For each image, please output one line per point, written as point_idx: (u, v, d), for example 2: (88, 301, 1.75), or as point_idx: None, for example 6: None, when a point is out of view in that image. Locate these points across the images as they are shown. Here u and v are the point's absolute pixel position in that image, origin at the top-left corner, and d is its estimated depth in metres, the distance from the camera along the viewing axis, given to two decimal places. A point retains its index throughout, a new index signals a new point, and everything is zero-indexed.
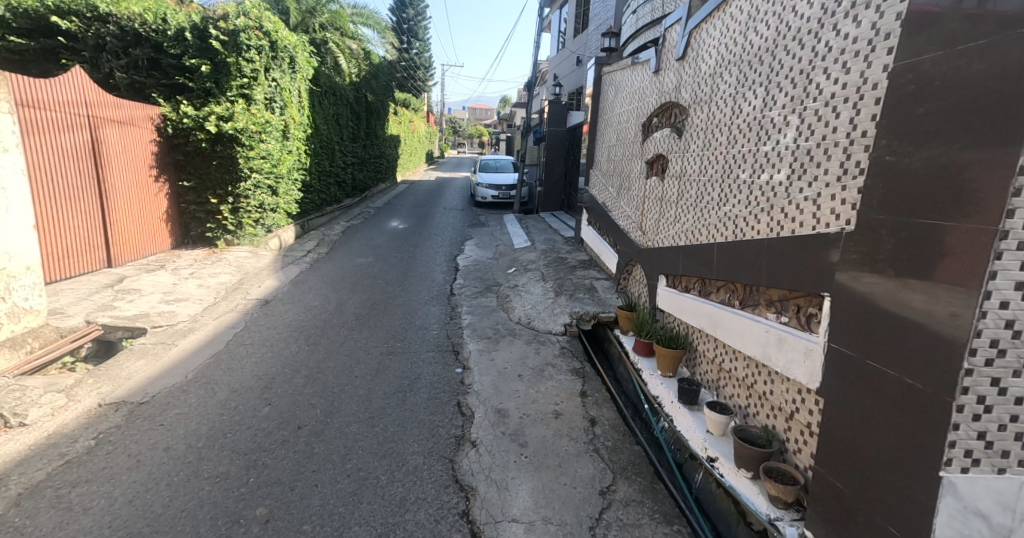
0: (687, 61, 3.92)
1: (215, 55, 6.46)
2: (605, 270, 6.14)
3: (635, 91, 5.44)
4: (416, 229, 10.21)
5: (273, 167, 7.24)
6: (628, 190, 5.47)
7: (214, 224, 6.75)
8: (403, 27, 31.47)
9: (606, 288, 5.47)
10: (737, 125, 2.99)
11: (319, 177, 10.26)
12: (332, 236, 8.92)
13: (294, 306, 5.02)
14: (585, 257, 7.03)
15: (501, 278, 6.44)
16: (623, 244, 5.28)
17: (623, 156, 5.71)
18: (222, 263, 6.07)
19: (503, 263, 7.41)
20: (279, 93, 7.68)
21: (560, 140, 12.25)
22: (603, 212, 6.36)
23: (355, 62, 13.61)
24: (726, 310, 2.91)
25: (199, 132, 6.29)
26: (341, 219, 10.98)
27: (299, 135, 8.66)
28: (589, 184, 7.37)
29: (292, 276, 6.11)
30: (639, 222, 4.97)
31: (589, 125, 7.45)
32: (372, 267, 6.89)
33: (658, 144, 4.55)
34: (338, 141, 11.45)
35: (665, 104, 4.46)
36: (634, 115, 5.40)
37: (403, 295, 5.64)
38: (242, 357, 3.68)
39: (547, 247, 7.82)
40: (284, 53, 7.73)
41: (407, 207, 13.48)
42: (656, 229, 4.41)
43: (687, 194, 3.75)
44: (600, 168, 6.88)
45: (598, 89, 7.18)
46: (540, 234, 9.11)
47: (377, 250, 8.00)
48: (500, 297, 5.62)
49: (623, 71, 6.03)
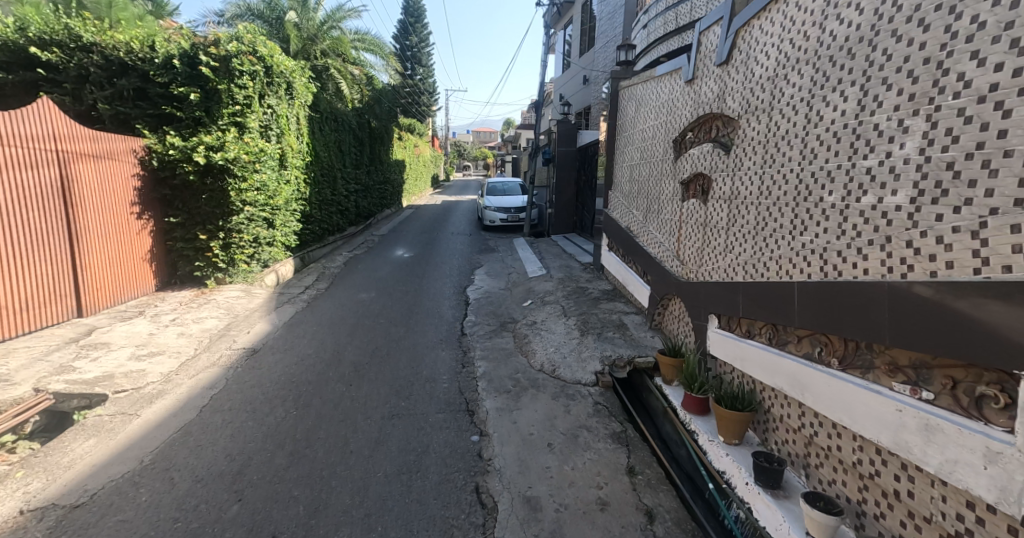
0: (733, 65, 3.38)
1: (205, 82, 6.08)
2: (633, 302, 5.52)
3: (662, 105, 4.92)
4: (423, 258, 9.70)
5: (268, 198, 6.81)
6: (658, 214, 4.92)
7: (203, 262, 6.23)
8: (406, 54, 31.60)
9: (637, 325, 4.84)
10: (816, 135, 2.41)
11: (320, 206, 9.81)
12: (333, 268, 8.41)
13: (284, 356, 4.42)
14: (607, 286, 6.42)
15: (516, 314, 5.83)
16: (657, 275, 4.69)
17: (651, 177, 5.17)
18: (209, 306, 5.53)
19: (517, 294, 6.82)
20: (275, 120, 7.33)
21: (571, 159, 11.75)
22: (627, 239, 5.78)
23: (358, 88, 13.38)
24: (816, 369, 2.27)
25: (186, 164, 5.85)
26: (343, 249, 10.50)
27: (298, 164, 8.28)
28: (609, 208, 6.81)
29: (285, 317, 5.55)
30: (675, 250, 4.40)
31: (606, 145, 6.95)
32: (375, 304, 6.32)
33: (697, 162, 4.00)
34: (340, 168, 11.09)
35: (704, 117, 3.93)
36: (661, 131, 4.89)
37: (409, 338, 5.04)
38: (217, 430, 3.07)
39: (565, 276, 7.21)
40: (281, 79, 7.39)
41: (412, 233, 12.97)
42: (700, 260, 3.84)
43: (745, 219, 3.17)
44: (621, 189, 6.34)
45: (616, 105, 6.68)
46: (555, 260, 8.53)
47: (381, 283, 7.47)
48: (518, 338, 4.99)
49: (645, 84, 5.53)
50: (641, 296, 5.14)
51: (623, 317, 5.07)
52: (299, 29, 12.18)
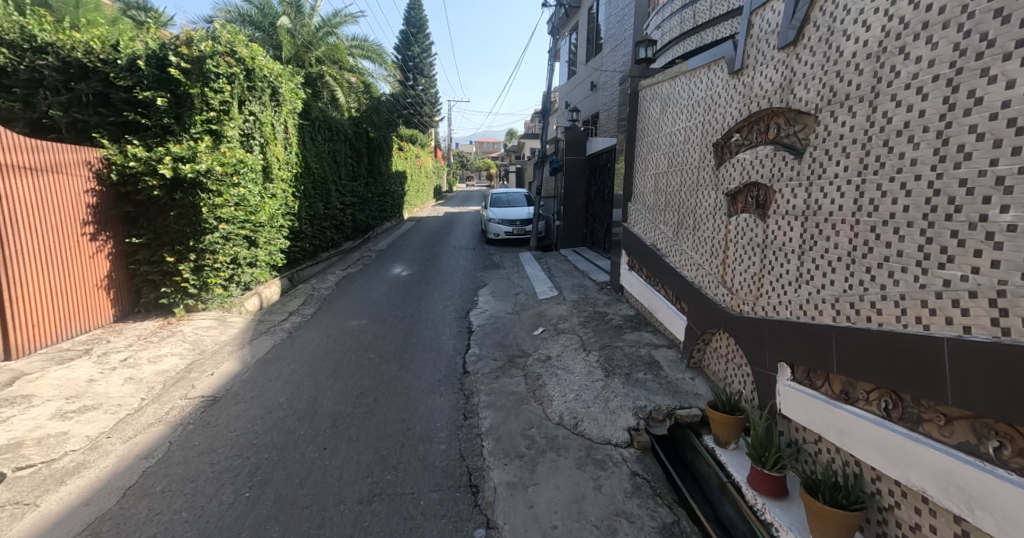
0: (804, 45, 2.66)
1: (175, 86, 5.51)
2: (663, 333, 4.77)
3: (695, 103, 4.23)
4: (422, 276, 9.01)
5: (248, 214, 6.17)
6: (694, 230, 4.20)
7: (170, 287, 5.52)
8: (408, 64, 31.22)
9: (672, 364, 4.08)
10: (971, 125, 1.67)
11: (312, 221, 9.16)
12: (323, 290, 7.73)
13: (249, 406, 3.67)
14: (630, 311, 5.68)
15: (527, 347, 5.07)
16: (696, 305, 3.96)
17: (683, 188, 4.46)
18: (172, 340, 4.81)
19: (526, 320, 6.08)
20: (258, 129, 6.76)
21: (580, 169, 11.08)
22: (655, 258, 5.03)
23: (355, 96, 13.15)
24: (993, 475, 1.49)
25: (150, 177, 5.19)
26: (337, 266, 9.84)
27: (285, 175, 7.70)
28: (629, 222, 6.09)
29: (259, 352, 4.82)
30: (719, 275, 3.68)
31: (624, 152, 6.27)
32: (366, 334, 5.59)
33: (750, 168, 3.27)
34: (335, 180, 10.46)
35: (757, 114, 3.22)
36: (696, 134, 4.21)
37: (401, 380, 4.30)
38: (135, 528, 2.30)
39: (579, 298, 6.46)
40: (264, 83, 6.81)
41: (411, 248, 12.28)
42: (757, 289, 3.11)
43: (826, 243, 2.42)
44: (643, 201, 5.64)
45: (636, 108, 5.98)
46: (566, 279, 7.80)
47: (375, 306, 6.76)
48: (530, 381, 4.23)
49: (671, 81, 4.84)
50: (674, 326, 4.40)
51: (653, 353, 4.32)
52: (294, 35, 11.60)
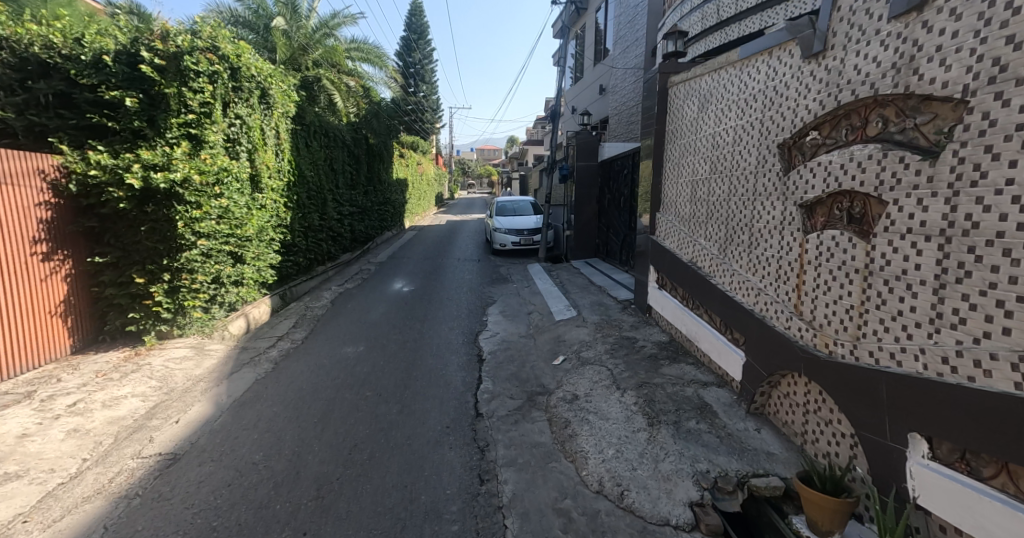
0: (934, 9, 2.01)
1: (148, 85, 4.94)
2: (708, 366, 4.11)
3: (749, 97, 3.62)
4: (425, 291, 8.39)
5: (232, 228, 5.68)
6: (750, 248, 3.56)
7: (140, 312, 4.88)
8: (409, 70, 30.73)
9: (727, 409, 3.39)
10: None
11: (306, 233, 8.55)
12: (317, 309, 7.11)
13: (216, 467, 2.98)
14: (662, 336, 5.03)
15: (548, 383, 4.40)
16: (756, 338, 3.31)
17: (734, 197, 3.83)
18: (137, 376, 4.14)
19: (543, 346, 5.43)
20: (244, 133, 6.24)
21: (592, 176, 10.50)
22: (697, 278, 4.37)
23: (353, 100, 12.44)
24: None
25: (116, 189, 4.58)
26: (334, 281, 9.24)
27: (276, 184, 7.16)
28: (661, 236, 5.46)
29: (239, 390, 4.16)
30: (790, 304, 3.02)
31: (653, 156, 5.66)
32: (363, 364, 4.93)
33: (839, 174, 2.61)
34: (333, 189, 9.91)
35: (847, 105, 2.57)
36: (750, 133, 3.59)
37: (403, 426, 3.64)
38: None
39: (601, 321, 5.81)
40: (252, 84, 6.27)
41: (414, 260, 11.67)
42: (855, 327, 2.44)
43: (991, 274, 1.75)
44: (678, 212, 5.01)
45: (665, 107, 5.39)
46: (583, 297, 7.15)
47: (374, 328, 6.14)
48: (556, 428, 3.55)
49: (714, 73, 4.23)
50: (725, 361, 3.72)
51: (701, 394, 3.64)
52: (289, 37, 11.18)
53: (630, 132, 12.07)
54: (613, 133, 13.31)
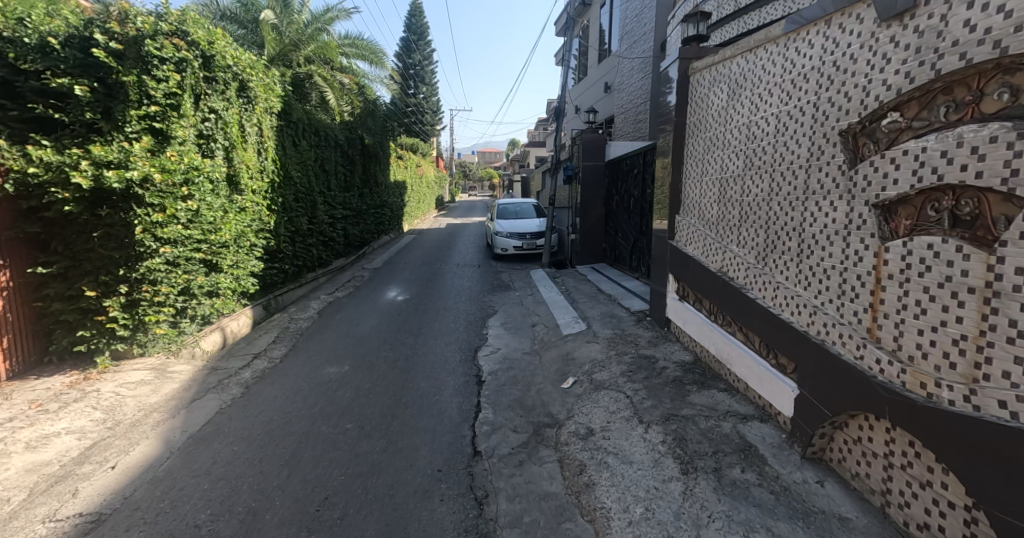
0: None
1: (105, 73, 4.43)
2: (745, 395, 3.50)
3: (797, 77, 3.05)
4: (421, 300, 7.84)
5: (203, 233, 5.18)
6: (800, 257, 2.98)
7: (90, 329, 4.37)
8: (409, 71, 30.25)
9: (776, 453, 2.78)
10: None
11: (294, 238, 8.01)
12: (302, 322, 6.55)
13: (147, 533, 2.39)
14: (686, 356, 4.44)
15: (557, 413, 3.80)
16: (812, 366, 2.73)
17: (777, 198, 3.26)
18: (77, 407, 3.56)
19: (550, 366, 4.84)
20: (220, 129, 5.71)
21: (598, 177, 9.94)
22: (729, 290, 3.79)
23: (347, 97, 11.92)
24: None
25: (61, 190, 4.09)
26: (324, 289, 8.70)
27: (258, 185, 6.64)
28: (682, 242, 4.89)
29: (196, 423, 3.58)
30: (860, 327, 2.44)
31: (672, 152, 5.10)
32: (346, 388, 4.35)
33: (940, 163, 2.02)
34: (324, 191, 9.39)
35: (948, 75, 1.99)
36: (799, 119, 3.02)
37: (385, 470, 3.05)
38: None
39: (615, 337, 5.21)
40: (229, 75, 5.75)
41: (410, 265, 11.13)
42: (972, 364, 1.85)
43: None
44: (705, 215, 4.44)
45: (687, 97, 4.83)
46: (592, 308, 6.57)
47: (362, 344, 5.58)
48: (569, 474, 2.95)
49: (749, 54, 3.67)
50: (769, 391, 3.13)
51: (742, 431, 3.03)
52: (280, 32, 10.78)
53: (639, 130, 11.53)
54: (620, 132, 12.78)
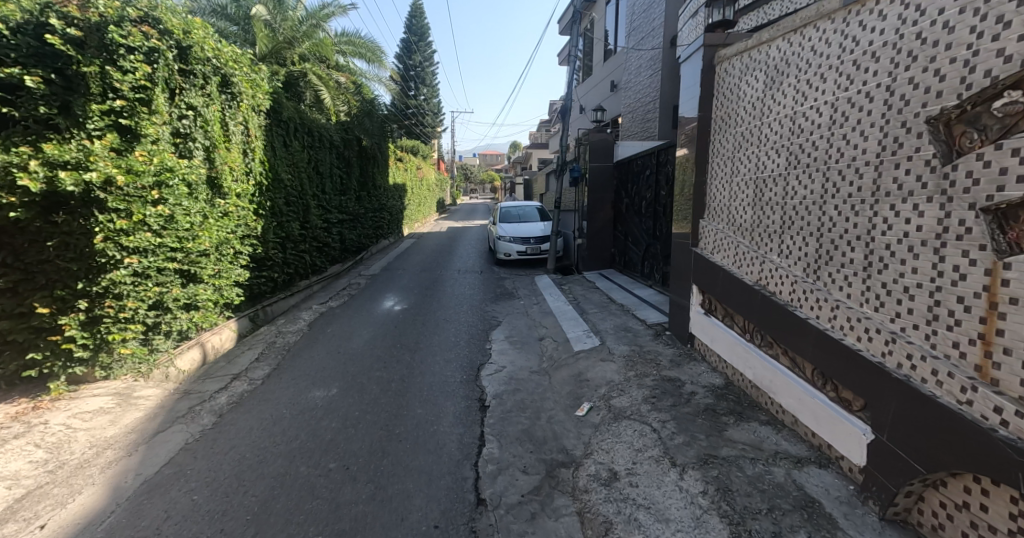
0: None
1: (64, 63, 3.97)
2: (794, 430, 2.99)
3: (859, 57, 2.55)
4: (419, 310, 7.36)
5: (179, 240, 4.71)
6: (866, 272, 2.47)
7: (43, 350, 3.90)
8: (410, 73, 29.91)
9: (848, 512, 2.25)
10: None
11: (285, 245, 7.55)
12: (290, 336, 6.07)
13: None
14: (716, 379, 3.93)
15: (573, 449, 3.30)
16: (889, 406, 2.22)
17: (833, 200, 2.75)
18: (15, 447, 3.08)
19: (562, 390, 4.34)
20: (200, 127, 5.25)
21: (606, 178, 9.46)
22: (771, 307, 3.28)
23: (344, 97, 11.47)
24: None
25: (6, 194, 3.62)
26: (318, 297, 8.24)
27: (243, 188, 6.18)
28: (710, 250, 4.39)
29: (153, 464, 3.07)
30: (963, 363, 1.92)
31: (696, 150, 4.61)
32: (331, 418, 3.85)
33: None
34: (318, 194, 8.94)
35: None
36: (862, 107, 2.52)
37: (370, 527, 2.54)
38: None
39: (632, 355, 4.71)
40: (209, 68, 5.32)
41: (410, 272, 10.67)
42: None
43: None
44: (738, 220, 3.94)
45: (714, 87, 4.34)
46: (604, 320, 6.07)
47: (354, 362, 5.11)
48: (592, 535, 2.44)
49: (793, 35, 3.18)
50: (828, 431, 2.62)
51: (799, 480, 2.51)
52: (274, 30, 10.30)
53: (648, 129, 11.09)
54: (627, 132, 12.34)
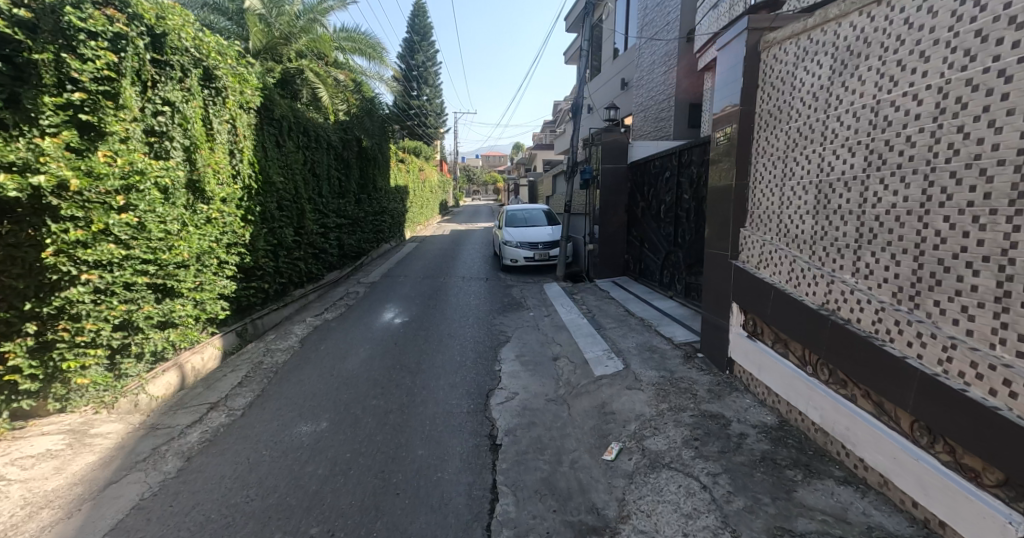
0: None
1: (13, 50, 3.43)
2: (883, 495, 2.42)
3: (986, 26, 1.99)
4: (421, 323, 6.82)
5: (152, 251, 4.19)
6: (999, 304, 1.92)
7: None
8: (412, 73, 29.48)
9: None
10: None
11: (278, 253, 7.03)
12: (279, 354, 5.54)
13: None
14: (767, 417, 3.37)
15: (605, 509, 2.74)
16: None
17: (942, 209, 2.19)
18: None
19: (585, 425, 3.78)
20: (179, 125, 4.73)
21: (620, 181, 8.91)
22: (844, 337, 2.71)
23: (342, 95, 10.97)
24: None
25: None
26: (314, 308, 7.72)
27: (230, 191, 5.67)
28: (756, 265, 3.83)
29: (94, 531, 2.51)
30: None
31: (738, 149, 4.05)
32: (318, 461, 3.29)
33: None
34: (315, 198, 8.44)
35: None
36: (993, 91, 1.96)
37: None
38: None
39: (663, 383, 4.15)
40: (188, 59, 4.79)
41: (412, 279, 10.13)
42: None
43: None
44: (793, 230, 3.38)
45: (763, 77, 3.77)
46: (625, 338, 5.52)
47: (347, 388, 4.56)
48: None
49: (875, 7, 2.62)
50: (941, 506, 2.06)
51: None
52: (269, 24, 9.89)
53: (663, 129, 10.56)
54: (640, 132, 11.81)
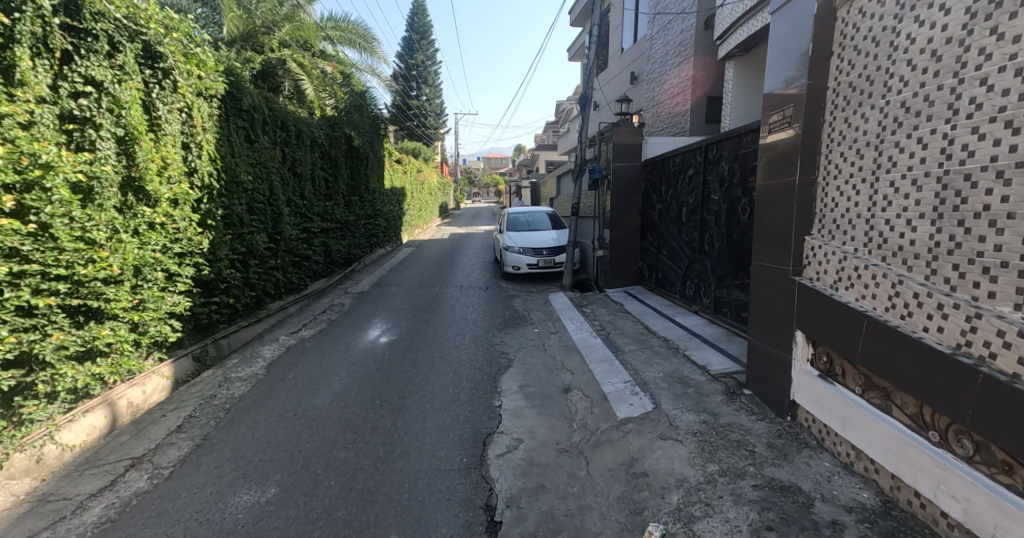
0: None
1: None
2: None
3: None
4: (411, 342, 5.94)
5: (65, 265, 3.33)
6: None
7: None
8: (411, 72, 28.68)
9: None
10: None
11: (250, 263, 6.17)
12: (239, 384, 4.67)
13: None
14: (865, 494, 2.49)
15: None
16: None
17: None
18: None
19: (610, 491, 2.90)
20: (111, 109, 3.88)
21: (634, 180, 8.03)
22: (1010, 403, 1.83)
23: (330, 88, 10.15)
24: None
25: None
26: (291, 324, 6.85)
27: (184, 191, 4.82)
28: (831, 284, 2.93)
29: None
30: None
31: (805, 135, 3.16)
32: None
33: None
34: (297, 200, 7.59)
35: None
36: None
37: None
38: None
39: (707, 433, 3.27)
40: (117, 30, 3.96)
41: (404, 288, 9.25)
42: None
43: None
44: (897, 240, 2.48)
45: (843, 39, 2.88)
46: (649, 364, 4.63)
47: (311, 433, 3.68)
48: None
49: None
50: None
51: None
52: (249, 12, 9.27)
53: (678, 124, 9.69)
54: (653, 129, 10.93)
